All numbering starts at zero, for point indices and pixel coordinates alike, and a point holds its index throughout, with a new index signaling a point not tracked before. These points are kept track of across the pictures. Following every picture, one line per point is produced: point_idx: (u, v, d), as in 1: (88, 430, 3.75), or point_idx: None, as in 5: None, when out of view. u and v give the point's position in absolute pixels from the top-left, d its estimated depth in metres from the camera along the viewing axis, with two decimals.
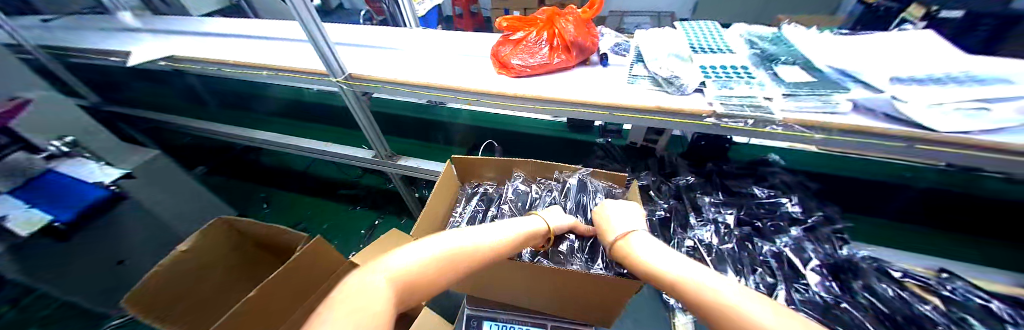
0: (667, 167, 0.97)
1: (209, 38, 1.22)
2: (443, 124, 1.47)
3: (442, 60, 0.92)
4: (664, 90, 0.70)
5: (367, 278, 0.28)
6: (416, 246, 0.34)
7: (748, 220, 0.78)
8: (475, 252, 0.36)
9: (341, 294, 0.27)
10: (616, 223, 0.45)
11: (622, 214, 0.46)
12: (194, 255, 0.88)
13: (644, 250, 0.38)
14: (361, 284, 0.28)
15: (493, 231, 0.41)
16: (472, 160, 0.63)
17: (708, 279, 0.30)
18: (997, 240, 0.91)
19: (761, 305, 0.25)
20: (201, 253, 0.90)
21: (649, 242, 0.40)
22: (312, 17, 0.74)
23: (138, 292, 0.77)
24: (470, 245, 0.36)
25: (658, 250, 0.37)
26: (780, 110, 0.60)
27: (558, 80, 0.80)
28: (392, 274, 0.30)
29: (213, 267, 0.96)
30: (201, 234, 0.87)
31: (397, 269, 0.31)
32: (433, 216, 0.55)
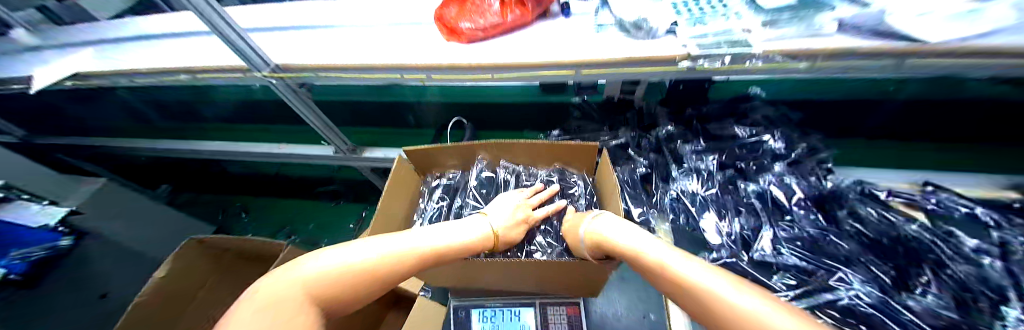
0: (647, 120, 0.91)
1: (118, 46, 1.05)
2: (408, 104, 1.33)
3: (382, 34, 0.80)
4: (632, 35, 0.62)
5: (279, 287, 0.29)
6: (350, 249, 0.34)
7: (731, 163, 0.74)
8: (409, 260, 0.37)
9: (258, 299, 0.27)
10: (587, 218, 0.47)
11: (600, 211, 0.47)
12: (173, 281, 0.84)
13: (619, 236, 0.40)
14: (269, 292, 0.28)
15: (432, 237, 0.42)
16: (427, 149, 0.55)
17: (676, 259, 0.32)
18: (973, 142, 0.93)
19: (724, 281, 0.26)
20: (180, 279, 0.85)
21: (622, 226, 0.42)
22: (212, 6, 0.62)
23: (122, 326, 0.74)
24: (397, 252, 0.37)
25: (634, 235, 0.40)
26: (759, 42, 0.53)
27: (514, 40, 0.70)
28: (312, 281, 0.30)
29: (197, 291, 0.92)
30: (178, 258, 0.82)
31: (319, 273, 0.31)
32: (392, 219, 0.50)
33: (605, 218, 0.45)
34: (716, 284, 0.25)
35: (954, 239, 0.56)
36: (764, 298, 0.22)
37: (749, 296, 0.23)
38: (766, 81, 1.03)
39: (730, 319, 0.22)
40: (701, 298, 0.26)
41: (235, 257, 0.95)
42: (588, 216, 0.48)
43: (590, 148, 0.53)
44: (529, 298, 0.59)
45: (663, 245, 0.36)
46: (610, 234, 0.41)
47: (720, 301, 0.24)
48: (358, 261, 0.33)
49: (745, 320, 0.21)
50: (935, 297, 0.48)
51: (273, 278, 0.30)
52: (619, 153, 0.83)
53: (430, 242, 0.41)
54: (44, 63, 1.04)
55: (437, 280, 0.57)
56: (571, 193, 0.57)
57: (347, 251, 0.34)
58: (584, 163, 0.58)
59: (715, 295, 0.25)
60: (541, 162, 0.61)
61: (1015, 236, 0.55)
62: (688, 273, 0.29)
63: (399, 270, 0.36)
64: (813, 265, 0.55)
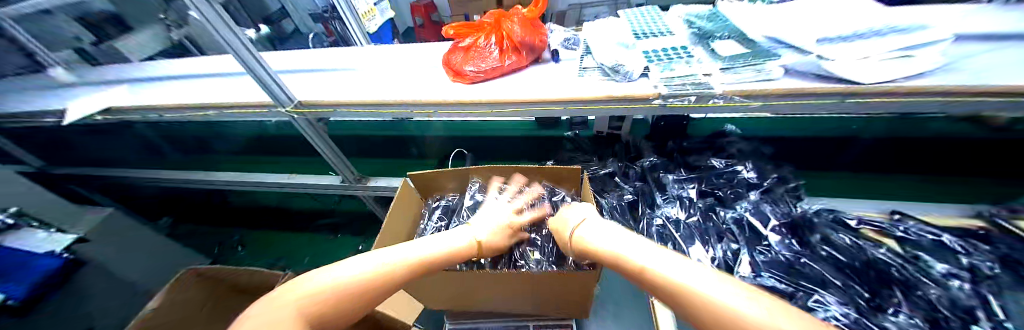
0: (632, 151, 0.99)
1: (151, 84, 1.16)
2: (413, 139, 1.41)
3: (393, 76, 0.91)
4: (611, 78, 0.71)
5: (273, 312, 0.28)
6: (338, 268, 0.34)
7: (711, 191, 0.80)
8: (399, 270, 0.38)
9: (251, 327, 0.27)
10: (568, 218, 0.51)
11: (580, 211, 0.50)
12: (165, 311, 0.83)
13: (598, 239, 0.42)
14: (262, 318, 0.28)
15: (419, 247, 0.43)
16: (430, 172, 0.62)
17: (651, 257, 0.34)
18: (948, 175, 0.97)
19: (695, 273, 0.29)
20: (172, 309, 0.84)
21: (600, 225, 0.45)
22: (251, 51, 0.73)
23: None
24: (387, 264, 0.37)
25: (611, 232, 0.43)
26: (719, 84, 0.62)
27: (510, 79, 0.80)
28: (306, 301, 0.30)
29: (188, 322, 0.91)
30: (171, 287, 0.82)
31: (312, 293, 0.31)
32: (395, 235, 0.54)
33: (585, 219, 0.48)
34: (684, 275, 0.29)
35: (923, 264, 0.60)
36: (725, 283, 0.27)
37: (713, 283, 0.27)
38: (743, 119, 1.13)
39: (704, 310, 0.26)
40: (675, 294, 0.29)
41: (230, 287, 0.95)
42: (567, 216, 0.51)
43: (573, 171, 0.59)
44: (521, 321, 0.61)
45: (637, 241, 0.40)
46: (590, 237, 0.43)
47: (688, 290, 0.28)
48: (349, 277, 0.34)
49: (715, 304, 0.25)
50: (908, 318, 0.51)
51: (262, 305, 0.29)
52: (606, 182, 0.89)
53: (417, 252, 0.42)
54: (78, 97, 1.13)
55: (434, 301, 0.59)
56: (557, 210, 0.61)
57: (334, 270, 0.34)
58: (571, 184, 0.64)
59: (687, 291, 0.28)
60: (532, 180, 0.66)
61: (984, 261, 0.59)
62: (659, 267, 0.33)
63: (391, 281, 0.37)
64: (793, 287, 0.58)
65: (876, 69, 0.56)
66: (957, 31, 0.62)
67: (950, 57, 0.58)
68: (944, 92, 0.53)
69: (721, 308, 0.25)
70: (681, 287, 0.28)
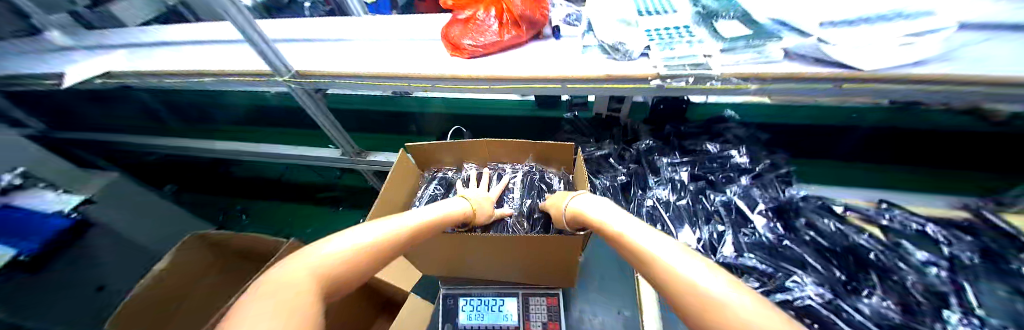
0: (629, 134, 0.99)
1: (148, 50, 1.14)
2: (413, 115, 1.41)
3: (391, 48, 0.89)
4: (611, 57, 0.71)
5: (290, 272, 0.26)
6: (348, 235, 0.33)
7: (703, 175, 0.81)
8: (401, 234, 0.39)
9: (263, 290, 0.24)
10: (565, 195, 0.51)
11: (574, 191, 0.51)
12: (172, 272, 0.86)
13: (594, 211, 0.43)
14: (278, 280, 0.25)
15: (416, 215, 0.45)
16: (426, 145, 0.62)
17: (636, 230, 0.34)
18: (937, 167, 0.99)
19: (668, 246, 0.29)
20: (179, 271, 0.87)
21: (597, 201, 0.46)
22: (246, 16, 0.72)
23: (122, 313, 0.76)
24: (392, 229, 0.38)
25: (606, 208, 0.43)
26: (719, 66, 0.61)
27: (509, 55, 0.80)
28: (320, 264, 0.28)
29: (196, 283, 0.95)
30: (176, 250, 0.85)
31: (327, 257, 0.29)
32: (392, 202, 0.55)
33: (583, 195, 0.48)
34: (658, 248, 0.29)
35: (904, 251, 0.62)
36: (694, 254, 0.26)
37: (682, 255, 0.26)
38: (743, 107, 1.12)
39: (664, 275, 0.26)
40: (647, 263, 0.29)
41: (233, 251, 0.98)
42: (565, 195, 0.52)
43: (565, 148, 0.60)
44: (512, 289, 0.64)
45: (627, 217, 0.39)
46: (588, 209, 0.45)
47: (655, 262, 0.28)
48: (361, 241, 0.33)
49: (675, 277, 0.25)
50: (880, 300, 0.54)
51: (271, 270, 0.26)
52: (600, 165, 0.90)
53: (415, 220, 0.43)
54: (75, 61, 1.12)
55: (431, 268, 0.62)
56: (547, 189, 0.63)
57: (343, 236, 0.33)
58: (562, 162, 0.65)
59: (655, 259, 0.28)
60: (522, 158, 0.67)
61: (964, 251, 0.61)
62: (639, 239, 0.32)
63: (396, 245, 0.37)
64: (773, 269, 0.60)
65: (877, 56, 0.56)
66: (965, 19, 0.61)
67: (953, 46, 0.58)
68: (943, 81, 0.53)
69: (678, 279, 0.24)
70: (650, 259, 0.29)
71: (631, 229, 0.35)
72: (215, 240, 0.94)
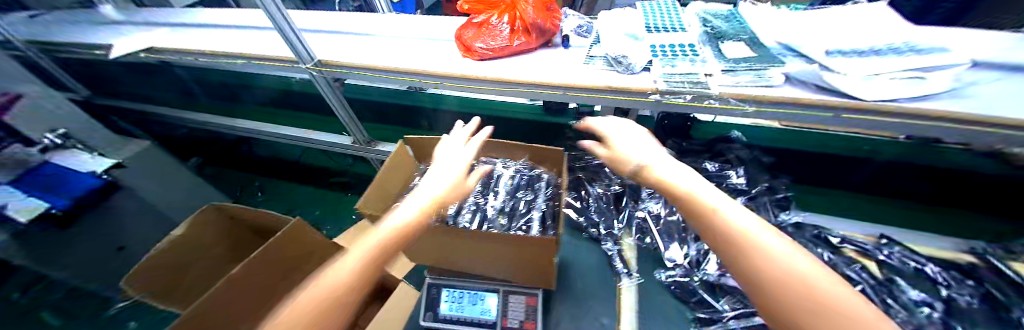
0: None
1: (189, 30, 1.23)
2: (424, 110, 1.46)
3: (408, 45, 0.94)
4: (614, 70, 0.72)
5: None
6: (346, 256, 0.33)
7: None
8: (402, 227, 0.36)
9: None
10: (624, 147, 0.44)
11: (634, 141, 0.44)
12: (187, 239, 0.91)
13: (670, 173, 0.36)
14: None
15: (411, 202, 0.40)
16: (422, 139, 0.64)
17: (727, 204, 0.30)
18: (934, 204, 0.96)
19: (768, 237, 0.26)
20: (193, 238, 0.93)
21: (664, 158, 0.39)
22: (278, 7, 0.78)
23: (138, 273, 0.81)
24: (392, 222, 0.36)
25: (675, 166, 0.37)
26: (718, 86, 0.62)
27: (517, 60, 0.82)
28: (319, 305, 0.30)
29: (208, 251, 1.00)
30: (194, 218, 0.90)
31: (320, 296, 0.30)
32: (387, 191, 0.58)
33: (645, 150, 0.41)
34: (757, 232, 0.26)
35: (897, 288, 0.60)
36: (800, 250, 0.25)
37: (791, 249, 0.25)
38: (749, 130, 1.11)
39: (760, 264, 0.25)
40: (743, 245, 0.26)
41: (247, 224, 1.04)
42: (624, 143, 0.44)
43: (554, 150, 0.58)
44: (493, 284, 0.66)
45: (702, 178, 0.34)
46: (655, 164, 0.38)
47: (759, 248, 0.25)
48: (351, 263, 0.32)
49: (788, 274, 0.23)
50: None
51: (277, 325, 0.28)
52: (593, 177, 0.93)
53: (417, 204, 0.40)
54: (123, 35, 1.22)
55: (418, 258, 0.64)
56: (536, 187, 0.59)
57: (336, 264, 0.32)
58: (552, 163, 0.62)
59: (753, 243, 0.26)
60: (516, 155, 0.64)
61: (963, 295, 0.59)
62: (733, 215, 0.28)
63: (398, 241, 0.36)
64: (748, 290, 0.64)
65: (889, 86, 0.55)
66: (977, 57, 0.61)
67: (963, 83, 0.56)
68: (951, 119, 0.51)
69: (793, 278, 0.23)
70: (742, 240, 0.26)
71: (718, 200, 0.30)
72: (231, 212, 0.99)
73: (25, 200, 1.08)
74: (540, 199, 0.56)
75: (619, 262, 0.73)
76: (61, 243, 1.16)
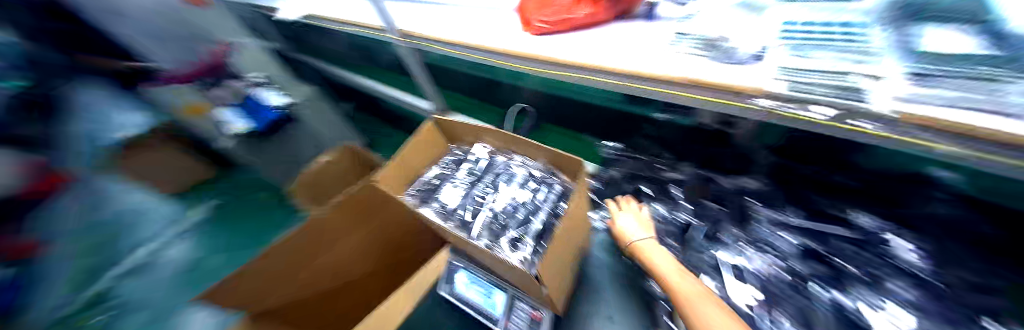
0: (727, 162, 0.77)
1: (335, 1, 1.56)
2: (497, 82, 1.32)
3: (480, 23, 0.98)
4: (709, 55, 0.58)
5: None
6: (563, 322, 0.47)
7: (825, 254, 0.56)
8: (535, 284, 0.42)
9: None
10: (631, 229, 0.62)
11: (634, 223, 0.63)
12: (330, 169, 1.47)
13: (655, 256, 0.56)
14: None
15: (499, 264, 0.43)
16: (450, 120, 0.61)
17: (685, 281, 0.50)
18: None
19: (705, 302, 0.46)
20: (334, 168, 1.49)
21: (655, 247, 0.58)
22: None
23: (305, 182, 1.39)
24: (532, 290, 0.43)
25: (661, 254, 0.57)
26: (890, 99, 0.38)
27: (592, 40, 0.77)
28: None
29: (345, 178, 1.57)
30: (335, 154, 1.47)
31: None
32: (406, 169, 0.57)
33: (644, 235, 0.60)
34: (697, 298, 0.47)
35: None
36: (717, 309, 0.45)
37: (716, 313, 0.44)
38: (903, 155, 0.57)
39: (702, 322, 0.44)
40: (688, 307, 0.47)
41: (364, 165, 1.56)
42: (632, 228, 0.62)
43: (577, 163, 0.46)
44: (502, 282, 0.63)
45: (676, 267, 0.53)
46: (649, 250, 0.57)
47: (698, 312, 0.45)
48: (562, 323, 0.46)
49: None
50: None
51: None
52: (657, 195, 0.80)
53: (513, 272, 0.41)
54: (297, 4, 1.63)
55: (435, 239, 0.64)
56: (546, 202, 0.50)
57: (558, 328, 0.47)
58: (573, 173, 0.50)
59: (696, 306, 0.46)
60: (536, 154, 0.54)
61: None
62: (684, 287, 0.49)
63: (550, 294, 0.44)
64: None
65: None
66: None
67: None
68: None
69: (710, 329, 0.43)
70: (689, 301, 0.47)
71: (680, 279, 0.51)
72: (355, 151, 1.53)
73: (239, 120, 1.57)
74: (549, 216, 0.48)
75: (666, 310, 0.58)
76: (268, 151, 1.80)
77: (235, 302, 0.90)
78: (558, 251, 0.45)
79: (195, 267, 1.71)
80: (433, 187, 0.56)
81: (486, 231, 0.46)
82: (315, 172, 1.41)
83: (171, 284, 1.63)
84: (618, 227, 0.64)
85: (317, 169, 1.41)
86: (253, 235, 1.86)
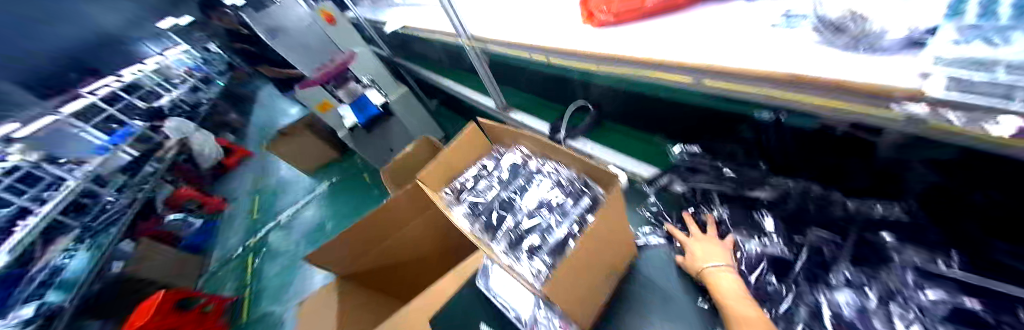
0: (862, 180, 0.59)
1: (423, 11, 1.76)
2: (563, 79, 1.22)
3: (542, 22, 0.99)
4: (824, 40, 0.45)
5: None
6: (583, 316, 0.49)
7: (993, 323, 0.41)
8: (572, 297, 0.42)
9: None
10: (703, 256, 0.64)
11: (709, 251, 0.64)
12: (412, 156, 1.66)
13: (721, 282, 0.57)
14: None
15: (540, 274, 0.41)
16: (493, 123, 0.60)
17: (747, 311, 0.51)
18: None
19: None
20: (415, 154, 1.68)
21: (727, 275, 0.58)
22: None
23: (391, 169, 1.61)
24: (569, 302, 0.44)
25: (731, 282, 0.57)
26: None
27: (659, 32, 0.69)
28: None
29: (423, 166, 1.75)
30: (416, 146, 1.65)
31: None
32: (451, 168, 0.60)
33: (718, 262, 0.61)
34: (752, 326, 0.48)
35: None
36: None
37: None
38: None
39: None
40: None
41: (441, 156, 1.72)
42: (708, 257, 0.63)
43: (610, 175, 0.40)
44: None
45: (743, 298, 0.53)
46: (717, 276, 0.59)
47: None
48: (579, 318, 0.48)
49: None
50: None
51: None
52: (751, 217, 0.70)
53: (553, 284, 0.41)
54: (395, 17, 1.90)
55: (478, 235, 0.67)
56: (571, 211, 0.45)
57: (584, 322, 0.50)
58: (606, 184, 0.44)
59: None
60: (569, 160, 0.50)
61: None
62: (743, 313, 0.51)
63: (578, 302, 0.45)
64: None
65: None
66: None
67: None
68: None
69: None
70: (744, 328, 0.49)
71: (742, 305, 0.52)
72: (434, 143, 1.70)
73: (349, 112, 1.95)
74: (570, 227, 0.43)
75: None
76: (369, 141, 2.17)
77: (342, 264, 1.15)
78: (578, 268, 0.41)
79: (317, 229, 2.17)
80: (465, 188, 0.57)
81: (507, 238, 0.46)
82: (399, 161, 1.62)
83: (303, 239, 2.13)
84: (712, 281, 0.59)
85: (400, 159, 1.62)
86: (357, 206, 2.26)
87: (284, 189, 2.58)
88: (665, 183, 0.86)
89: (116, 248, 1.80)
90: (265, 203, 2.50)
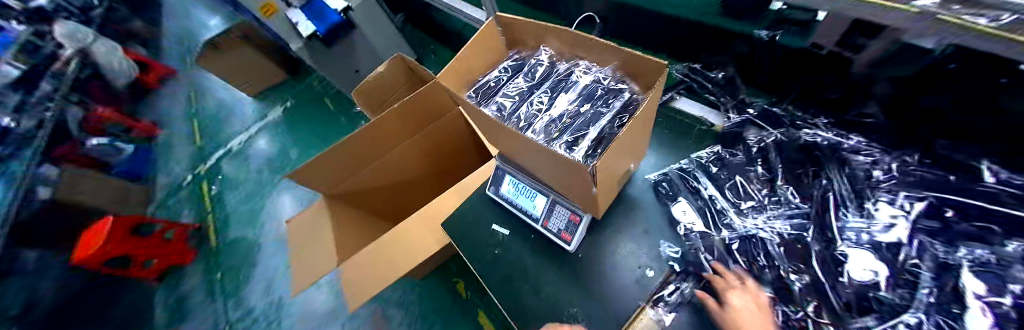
0: (837, 92, 0.66)
1: None
2: None
3: None
4: None
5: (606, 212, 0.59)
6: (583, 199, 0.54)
7: (940, 206, 0.48)
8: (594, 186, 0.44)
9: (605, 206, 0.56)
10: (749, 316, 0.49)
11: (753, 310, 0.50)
12: (385, 76, 1.51)
13: None
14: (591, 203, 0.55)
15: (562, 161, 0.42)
16: (511, 18, 0.55)
17: None
18: None
19: None
20: (389, 76, 1.53)
21: None
22: None
23: (361, 90, 1.46)
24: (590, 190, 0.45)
25: None
26: None
27: None
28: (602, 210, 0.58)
29: (401, 88, 1.62)
30: (389, 64, 1.48)
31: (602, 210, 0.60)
32: (463, 70, 0.55)
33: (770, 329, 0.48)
34: None
35: None
36: None
37: None
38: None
39: None
40: None
41: (417, 78, 1.60)
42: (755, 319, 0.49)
43: (656, 66, 0.41)
44: (545, 188, 0.68)
45: None
46: None
47: None
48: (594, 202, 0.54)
49: None
50: None
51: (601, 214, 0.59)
52: (732, 162, 0.71)
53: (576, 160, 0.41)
54: None
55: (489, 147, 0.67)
56: (609, 105, 0.47)
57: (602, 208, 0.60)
58: (649, 80, 0.45)
59: None
60: (605, 59, 0.51)
61: None
62: None
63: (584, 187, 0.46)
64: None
65: None
66: None
67: None
68: None
69: None
70: None
71: None
72: (407, 63, 1.53)
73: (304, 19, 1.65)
74: (610, 120, 0.45)
75: None
76: (330, 57, 1.89)
77: (325, 186, 1.10)
78: (613, 157, 0.44)
79: (280, 155, 2.05)
80: (491, 90, 0.55)
81: (545, 134, 0.46)
82: (371, 80, 1.47)
83: (264, 167, 2.01)
84: None
85: (372, 78, 1.47)
86: (323, 133, 2.11)
87: (228, 114, 2.31)
88: (669, 99, 0.91)
89: (35, 171, 1.49)
90: (208, 129, 2.26)
